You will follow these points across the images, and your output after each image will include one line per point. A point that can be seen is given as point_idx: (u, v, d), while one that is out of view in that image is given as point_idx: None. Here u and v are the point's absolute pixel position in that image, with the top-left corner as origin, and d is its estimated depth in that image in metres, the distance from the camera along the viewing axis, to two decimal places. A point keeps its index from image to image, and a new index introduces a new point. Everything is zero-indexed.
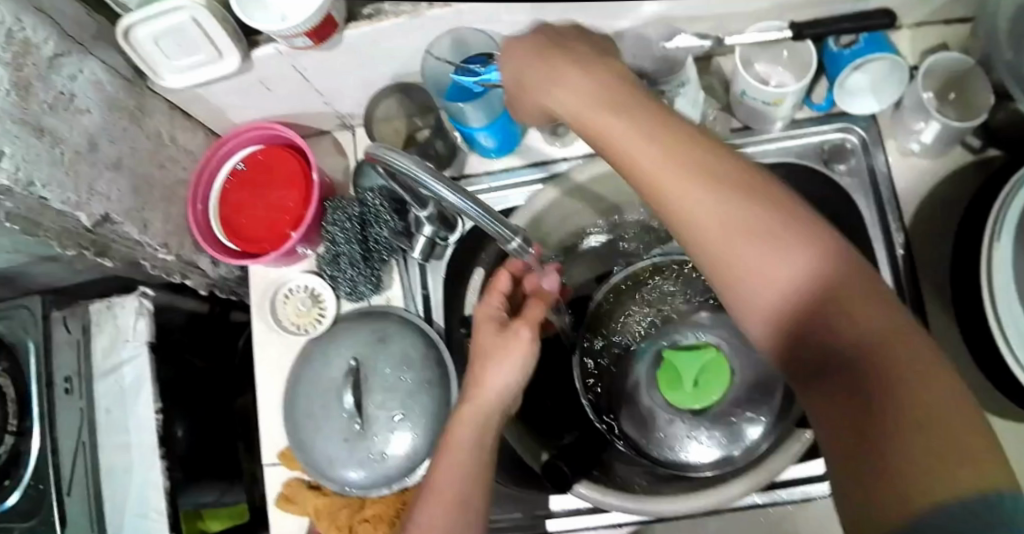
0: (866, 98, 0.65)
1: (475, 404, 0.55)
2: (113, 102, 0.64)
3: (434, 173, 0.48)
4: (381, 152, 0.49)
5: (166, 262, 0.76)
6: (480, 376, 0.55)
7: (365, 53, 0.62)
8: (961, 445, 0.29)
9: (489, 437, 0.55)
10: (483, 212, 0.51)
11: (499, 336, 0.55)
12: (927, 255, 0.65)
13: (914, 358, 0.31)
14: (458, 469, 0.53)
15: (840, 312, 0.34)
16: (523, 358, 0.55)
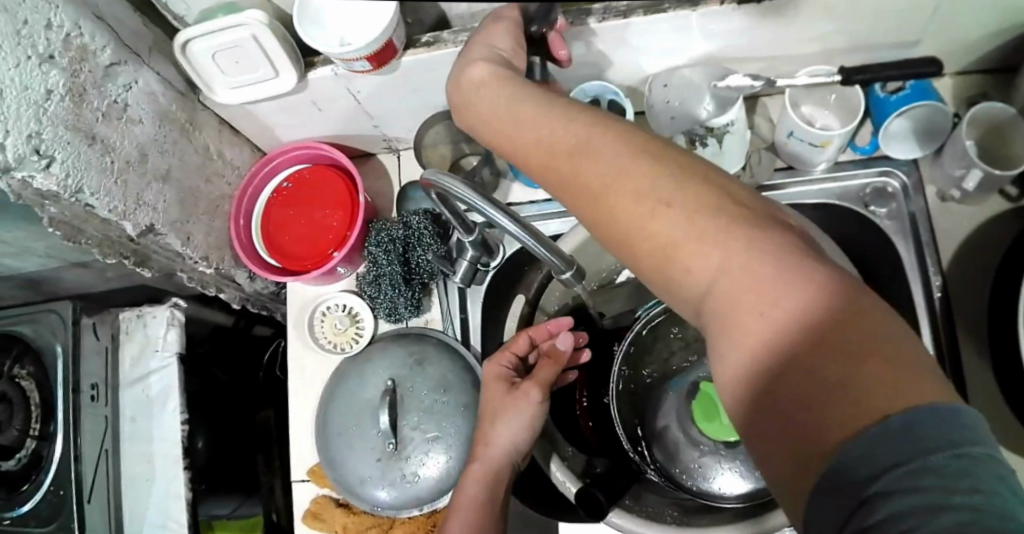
0: (906, 143, 0.67)
1: (483, 463, 0.56)
2: (164, 115, 0.65)
3: (491, 201, 0.49)
4: (440, 180, 0.50)
5: (204, 274, 0.76)
6: (489, 432, 0.57)
7: (419, 79, 0.63)
8: (873, 368, 0.27)
9: (499, 491, 0.56)
10: (534, 238, 0.51)
11: (512, 392, 0.58)
12: (965, 298, 0.66)
13: (897, 379, 0.27)
14: (472, 516, 0.54)
15: (829, 333, 0.29)
16: (531, 417, 0.57)
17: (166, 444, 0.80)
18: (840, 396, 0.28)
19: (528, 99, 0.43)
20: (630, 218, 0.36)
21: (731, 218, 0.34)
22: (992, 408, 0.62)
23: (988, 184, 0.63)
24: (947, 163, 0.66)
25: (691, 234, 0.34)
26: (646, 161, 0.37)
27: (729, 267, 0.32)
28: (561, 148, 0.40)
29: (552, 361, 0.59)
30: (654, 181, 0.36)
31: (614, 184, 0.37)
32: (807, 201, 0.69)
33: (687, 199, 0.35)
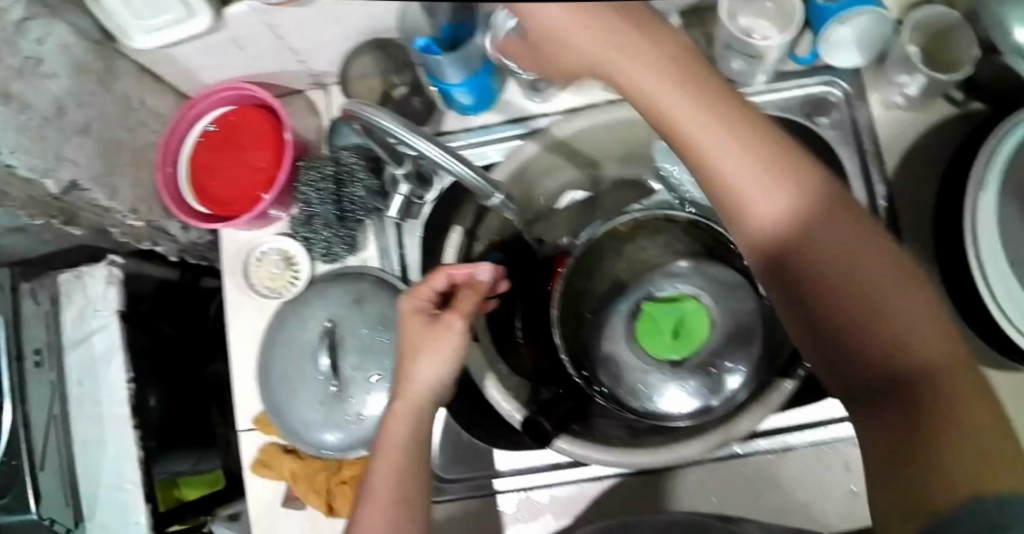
0: (848, 51, 0.64)
1: (406, 398, 0.52)
2: (81, 67, 0.61)
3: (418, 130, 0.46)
4: (363, 110, 0.45)
5: (135, 228, 0.73)
6: (411, 369, 0.53)
7: (342, 8, 0.60)
8: (988, 444, 0.34)
9: (423, 432, 0.54)
10: (466, 165, 0.51)
11: (432, 326, 0.53)
12: (910, 207, 0.65)
13: (1003, 450, 0.33)
14: (398, 472, 0.52)
15: (960, 410, 0.35)
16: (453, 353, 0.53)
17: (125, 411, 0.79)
18: (962, 457, 0.33)
19: (716, 102, 0.38)
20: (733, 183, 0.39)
21: (923, 297, 0.38)
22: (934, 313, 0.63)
23: (929, 88, 0.62)
24: (889, 69, 0.64)
25: (877, 292, 0.37)
26: (757, 133, 0.39)
27: (920, 329, 0.37)
28: (781, 169, 0.39)
29: (473, 290, 0.54)
30: (762, 151, 0.39)
31: (728, 147, 0.38)
32: None
33: (791, 175, 0.39)
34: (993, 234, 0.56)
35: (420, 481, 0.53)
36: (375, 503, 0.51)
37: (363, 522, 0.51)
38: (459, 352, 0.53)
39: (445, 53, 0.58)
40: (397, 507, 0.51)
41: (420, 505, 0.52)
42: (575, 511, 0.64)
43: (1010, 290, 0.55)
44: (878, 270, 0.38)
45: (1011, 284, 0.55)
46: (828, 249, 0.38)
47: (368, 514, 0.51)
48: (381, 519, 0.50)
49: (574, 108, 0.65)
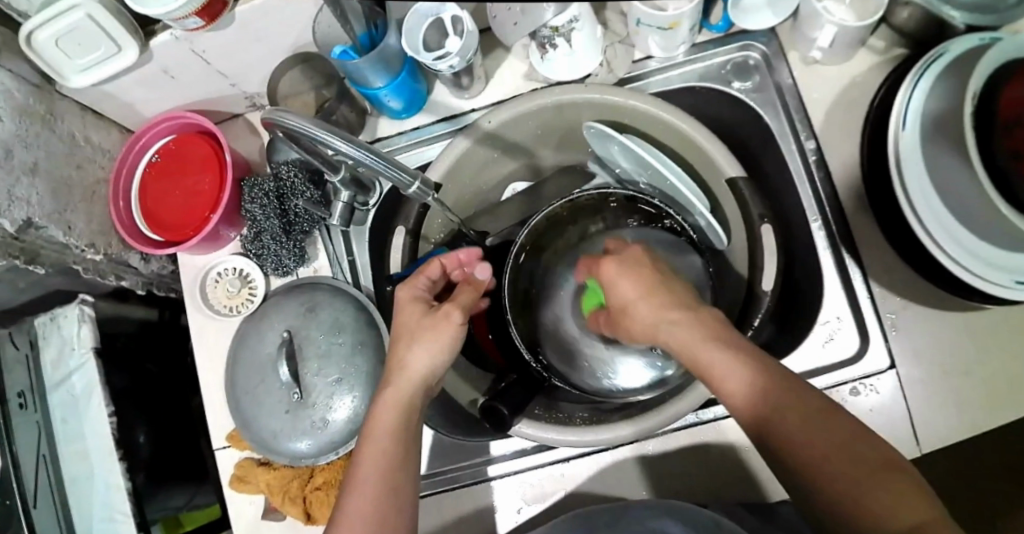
0: (762, 12, 0.65)
1: (395, 386, 0.53)
2: (25, 111, 0.63)
3: (332, 128, 0.46)
4: (280, 117, 0.46)
5: (97, 262, 0.76)
6: (405, 356, 0.54)
7: (261, 26, 0.62)
8: None
9: (415, 422, 0.53)
10: (379, 158, 0.49)
11: (433, 316, 0.55)
12: (841, 158, 0.66)
13: None
14: (387, 461, 0.51)
15: None
16: (449, 343, 0.55)
17: (112, 444, 0.79)
18: None
19: (663, 301, 0.51)
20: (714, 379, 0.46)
21: (920, 496, 0.38)
22: (878, 260, 0.64)
23: (841, 41, 0.62)
24: (802, 26, 0.64)
25: (874, 492, 0.39)
26: (729, 342, 0.46)
27: None
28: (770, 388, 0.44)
29: (475, 285, 0.59)
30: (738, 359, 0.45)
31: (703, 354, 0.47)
32: (672, 87, 0.70)
33: (767, 370, 0.44)
34: (921, 170, 0.58)
35: (411, 474, 0.52)
36: (361, 493, 0.50)
37: (347, 516, 0.49)
38: (453, 342, 0.55)
39: (362, 58, 0.60)
40: (386, 495, 0.50)
41: (407, 506, 0.51)
42: (547, 495, 0.66)
43: (942, 221, 0.58)
44: (824, 414, 0.42)
45: (943, 218, 0.58)
46: (815, 450, 0.41)
47: (355, 502, 0.50)
48: (368, 508, 0.49)
49: (498, 102, 0.67)
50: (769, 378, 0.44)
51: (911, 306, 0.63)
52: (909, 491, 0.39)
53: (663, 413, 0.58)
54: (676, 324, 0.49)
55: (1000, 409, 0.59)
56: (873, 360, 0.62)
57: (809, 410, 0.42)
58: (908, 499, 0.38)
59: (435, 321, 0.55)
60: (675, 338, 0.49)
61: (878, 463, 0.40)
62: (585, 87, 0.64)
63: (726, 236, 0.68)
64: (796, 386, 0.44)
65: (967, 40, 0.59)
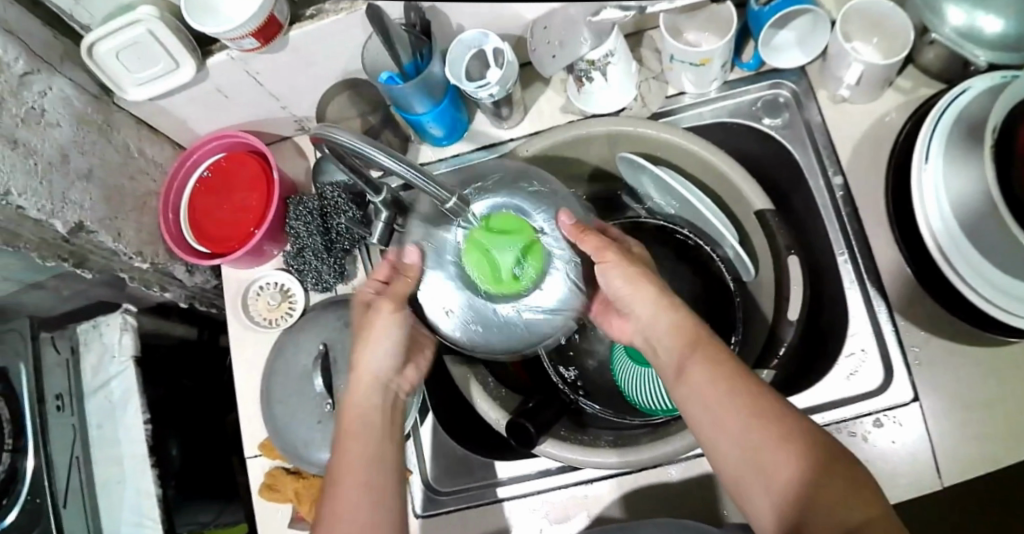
0: (793, 51, 0.68)
1: (356, 388, 0.58)
2: (82, 118, 0.67)
3: (376, 143, 0.49)
4: (328, 133, 0.49)
5: (143, 271, 0.79)
6: (359, 358, 0.58)
7: (312, 51, 0.66)
8: None
9: (380, 416, 0.57)
10: (420, 173, 0.52)
11: (371, 315, 0.58)
12: (870, 193, 0.67)
13: None
14: (360, 459, 0.54)
15: None
16: (392, 335, 0.58)
17: (144, 450, 0.80)
18: None
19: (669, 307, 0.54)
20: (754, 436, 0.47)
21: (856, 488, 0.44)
22: (902, 294, 0.65)
23: (867, 80, 0.65)
24: (830, 65, 0.66)
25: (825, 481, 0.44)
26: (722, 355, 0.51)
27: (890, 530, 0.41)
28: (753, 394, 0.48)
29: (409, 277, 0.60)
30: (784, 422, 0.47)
31: (722, 377, 0.49)
32: (704, 123, 0.73)
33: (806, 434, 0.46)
34: (942, 202, 0.60)
35: (388, 467, 0.55)
36: (343, 490, 0.53)
37: (330, 517, 0.52)
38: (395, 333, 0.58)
39: (408, 83, 0.63)
40: (364, 489, 0.53)
41: (389, 497, 0.53)
42: (569, 516, 0.66)
43: (962, 250, 0.60)
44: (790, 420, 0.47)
45: (965, 249, 0.59)
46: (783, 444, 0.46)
47: (336, 501, 0.52)
48: (350, 504, 0.52)
49: (537, 131, 0.70)
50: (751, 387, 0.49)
51: (934, 340, 0.63)
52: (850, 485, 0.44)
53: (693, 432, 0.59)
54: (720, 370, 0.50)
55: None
56: (896, 392, 0.63)
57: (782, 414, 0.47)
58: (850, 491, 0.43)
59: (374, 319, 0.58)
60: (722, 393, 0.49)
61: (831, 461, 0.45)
62: (622, 119, 0.66)
63: (754, 269, 0.69)
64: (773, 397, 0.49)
65: (988, 77, 0.61)
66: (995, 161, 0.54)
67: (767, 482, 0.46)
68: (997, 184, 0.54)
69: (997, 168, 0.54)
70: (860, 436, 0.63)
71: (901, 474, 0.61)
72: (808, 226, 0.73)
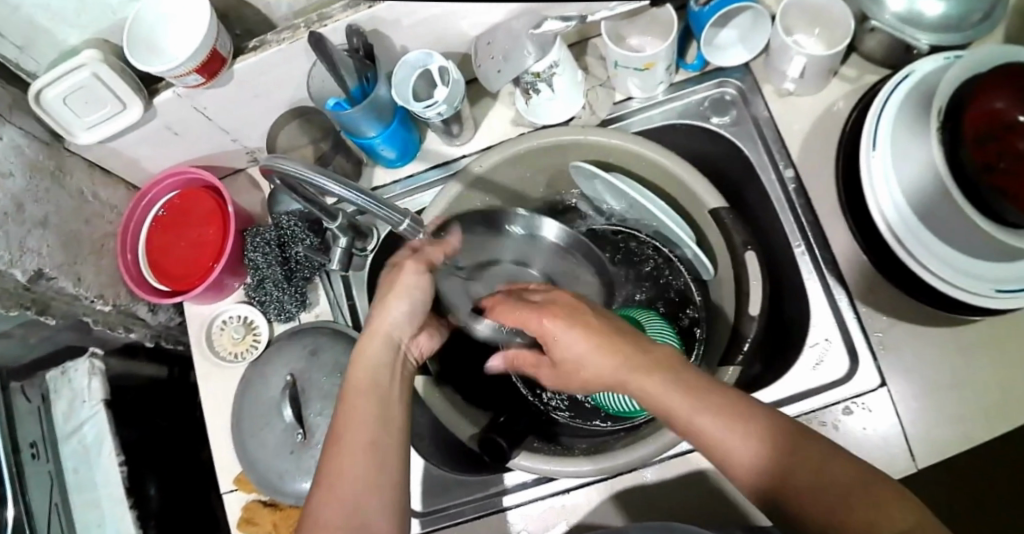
0: (736, 49, 0.69)
1: (364, 348, 0.55)
2: (33, 166, 0.66)
3: (325, 171, 0.49)
4: (279, 163, 0.50)
5: (105, 313, 0.78)
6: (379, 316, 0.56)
7: (258, 83, 0.66)
8: None
9: (390, 378, 0.54)
10: (374, 200, 0.51)
11: (394, 270, 0.57)
12: (822, 183, 0.68)
13: None
14: (366, 418, 0.50)
15: None
16: (414, 293, 0.56)
17: (122, 492, 0.80)
18: None
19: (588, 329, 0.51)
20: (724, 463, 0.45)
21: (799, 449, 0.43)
22: (863, 282, 0.65)
23: (812, 72, 0.65)
24: (774, 60, 0.67)
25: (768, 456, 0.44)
26: (645, 359, 0.49)
27: (834, 491, 0.41)
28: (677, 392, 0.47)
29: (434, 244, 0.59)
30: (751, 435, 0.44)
31: (645, 383, 0.48)
32: (655, 125, 0.73)
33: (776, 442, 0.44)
34: (892, 183, 0.61)
35: (393, 430, 0.51)
36: (346, 449, 0.48)
37: (331, 480, 0.47)
38: (416, 292, 0.56)
39: (355, 108, 0.63)
40: (367, 451, 0.48)
41: (395, 464, 0.49)
42: (548, 528, 0.66)
43: (917, 235, 0.60)
44: (725, 404, 0.46)
45: (919, 233, 0.60)
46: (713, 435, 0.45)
47: (337, 460, 0.48)
48: (351, 465, 0.48)
49: (487, 147, 0.71)
50: (680, 380, 0.47)
51: (897, 325, 0.64)
52: (794, 447, 0.43)
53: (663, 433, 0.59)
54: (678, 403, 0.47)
55: (989, 423, 0.60)
56: (863, 379, 0.63)
57: (711, 400, 0.46)
58: (794, 457, 0.43)
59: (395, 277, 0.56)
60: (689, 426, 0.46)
61: (778, 431, 0.44)
62: (571, 129, 0.67)
63: (713, 267, 0.70)
64: (706, 383, 0.47)
65: (932, 60, 0.62)
66: (945, 141, 0.55)
67: (734, 473, 0.45)
68: (950, 171, 0.55)
69: (947, 148, 0.55)
70: (830, 424, 0.63)
71: (874, 460, 0.61)
72: (764, 219, 0.73)
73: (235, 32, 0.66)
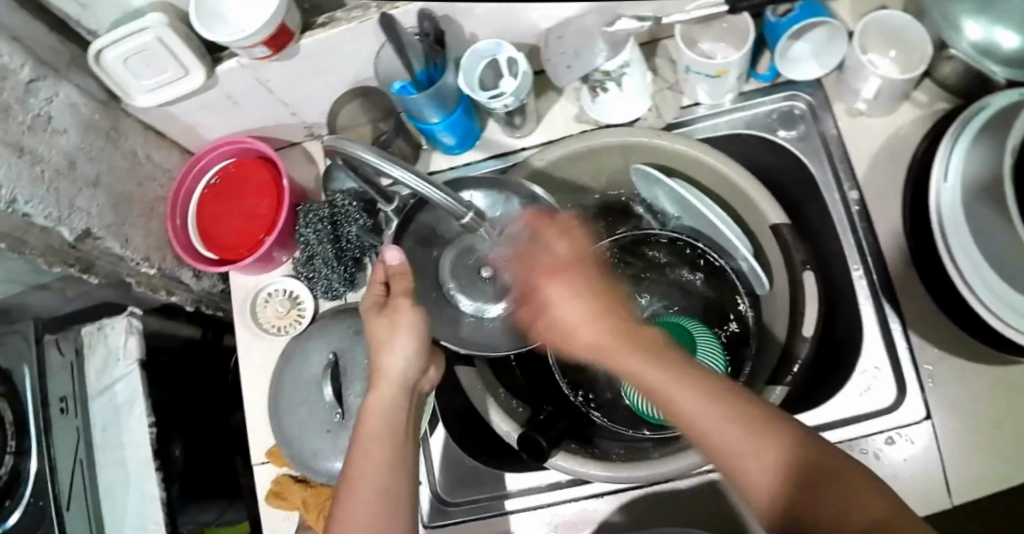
0: (807, 63, 0.68)
1: (377, 389, 0.55)
2: (89, 124, 0.66)
3: (387, 155, 0.47)
4: (348, 146, 0.48)
5: (149, 276, 0.78)
6: (379, 362, 0.55)
7: (325, 59, 0.65)
8: None
9: (400, 417, 0.55)
10: (440, 192, 0.51)
11: (391, 309, 0.55)
12: (886, 206, 0.67)
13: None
14: (377, 462, 0.52)
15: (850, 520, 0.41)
16: (413, 331, 0.55)
17: (149, 454, 0.79)
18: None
19: (581, 276, 0.55)
20: (734, 465, 0.44)
21: (731, 400, 0.45)
22: (918, 312, 0.65)
23: (885, 94, 0.64)
24: (848, 78, 0.66)
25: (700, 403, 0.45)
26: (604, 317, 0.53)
27: (753, 440, 0.43)
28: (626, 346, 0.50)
29: (404, 276, 0.56)
30: (766, 434, 0.43)
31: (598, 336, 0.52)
32: (719, 134, 0.73)
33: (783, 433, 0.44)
34: (959, 215, 0.60)
35: (403, 471, 0.53)
36: (358, 495, 0.51)
37: (344, 520, 0.50)
38: (416, 329, 0.55)
39: (422, 93, 0.62)
40: (381, 499, 0.51)
41: (404, 504, 0.52)
42: (578, 529, 0.65)
43: (975, 266, 0.58)
44: (666, 360, 0.48)
45: (978, 266, 0.58)
46: (647, 381, 0.48)
47: (348, 502, 0.51)
48: (364, 511, 0.50)
49: (549, 142, 0.70)
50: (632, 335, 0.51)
51: (950, 359, 0.63)
52: (722, 394, 0.46)
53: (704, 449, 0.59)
54: (684, 394, 0.46)
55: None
56: (908, 411, 0.62)
57: (653, 355, 0.49)
58: (722, 405, 0.45)
59: (391, 319, 0.55)
60: (699, 427, 0.45)
61: (718, 383, 0.47)
62: (640, 130, 0.66)
63: (769, 283, 0.69)
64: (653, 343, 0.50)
65: (1006, 94, 0.61)
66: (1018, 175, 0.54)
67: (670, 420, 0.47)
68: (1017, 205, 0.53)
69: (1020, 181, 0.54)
70: (871, 453, 0.62)
71: (912, 491, 0.60)
72: (822, 238, 0.72)
73: (303, 6, 0.65)
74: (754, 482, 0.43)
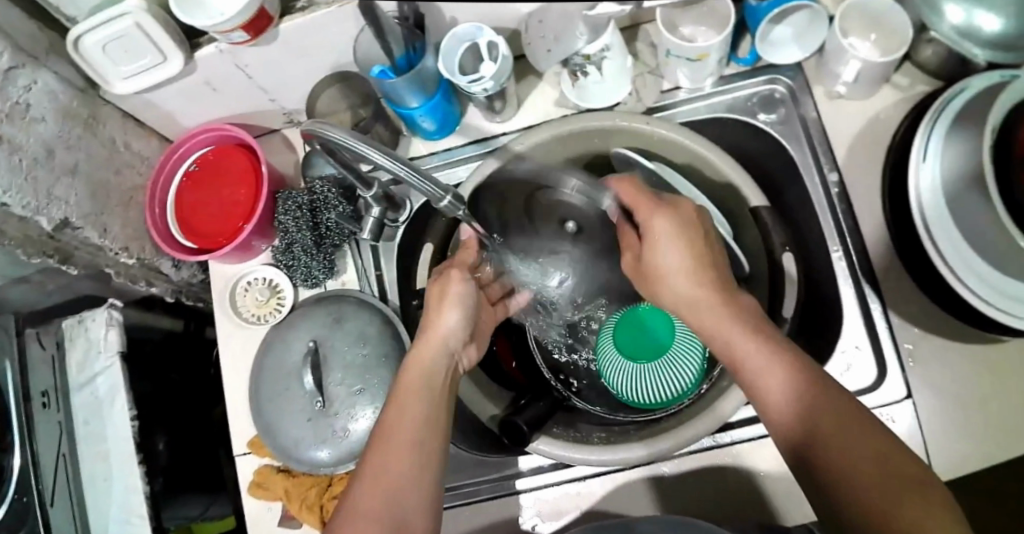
0: (788, 47, 0.68)
1: (420, 351, 0.57)
2: (67, 112, 0.65)
3: (366, 140, 0.47)
4: (324, 129, 0.47)
5: (128, 266, 0.77)
6: (433, 322, 0.59)
7: (303, 43, 0.65)
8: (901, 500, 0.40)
9: (440, 378, 0.57)
10: (418, 176, 0.50)
11: (443, 280, 0.60)
12: (866, 188, 0.67)
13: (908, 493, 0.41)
14: (412, 418, 0.53)
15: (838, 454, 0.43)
16: (462, 303, 0.60)
17: (132, 447, 0.78)
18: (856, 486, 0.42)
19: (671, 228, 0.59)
20: (762, 392, 0.49)
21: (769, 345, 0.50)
22: (898, 294, 0.65)
23: (866, 76, 0.64)
24: (829, 61, 0.66)
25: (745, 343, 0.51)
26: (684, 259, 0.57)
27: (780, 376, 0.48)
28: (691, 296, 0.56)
29: (469, 248, 0.64)
30: (789, 372, 0.48)
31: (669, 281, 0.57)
32: (698, 118, 0.72)
33: (819, 389, 0.46)
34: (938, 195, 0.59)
35: (436, 431, 0.53)
36: (388, 448, 0.52)
37: (375, 466, 0.51)
38: (466, 300, 0.60)
39: (400, 77, 0.62)
40: (416, 451, 0.52)
41: (434, 463, 0.52)
42: (562, 512, 0.65)
43: (954, 244, 0.58)
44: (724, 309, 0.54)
45: (957, 246, 0.58)
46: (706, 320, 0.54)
47: (381, 454, 0.52)
48: (395, 465, 0.51)
49: (529, 127, 0.70)
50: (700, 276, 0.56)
51: (928, 339, 0.63)
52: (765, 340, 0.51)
53: (683, 433, 0.58)
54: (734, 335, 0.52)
55: (999, 443, 0.60)
56: (889, 390, 0.62)
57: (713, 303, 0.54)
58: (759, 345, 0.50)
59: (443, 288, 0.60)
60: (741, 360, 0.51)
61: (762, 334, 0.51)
62: (621, 114, 0.66)
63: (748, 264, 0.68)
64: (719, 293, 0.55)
65: (985, 77, 0.61)
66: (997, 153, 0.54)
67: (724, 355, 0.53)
68: (996, 184, 0.53)
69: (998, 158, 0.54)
70: None
71: None
72: (802, 221, 0.72)
73: None
74: (775, 410, 0.48)
